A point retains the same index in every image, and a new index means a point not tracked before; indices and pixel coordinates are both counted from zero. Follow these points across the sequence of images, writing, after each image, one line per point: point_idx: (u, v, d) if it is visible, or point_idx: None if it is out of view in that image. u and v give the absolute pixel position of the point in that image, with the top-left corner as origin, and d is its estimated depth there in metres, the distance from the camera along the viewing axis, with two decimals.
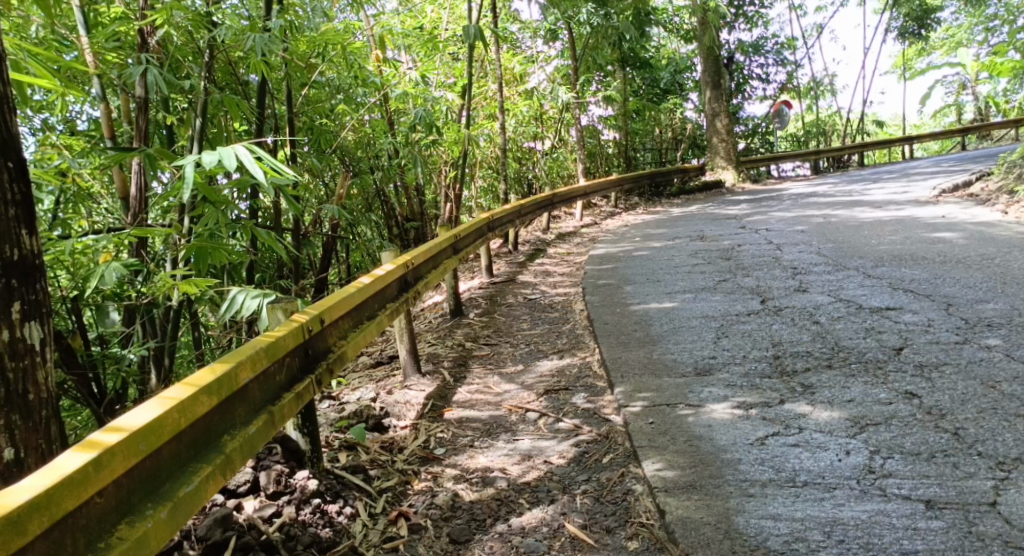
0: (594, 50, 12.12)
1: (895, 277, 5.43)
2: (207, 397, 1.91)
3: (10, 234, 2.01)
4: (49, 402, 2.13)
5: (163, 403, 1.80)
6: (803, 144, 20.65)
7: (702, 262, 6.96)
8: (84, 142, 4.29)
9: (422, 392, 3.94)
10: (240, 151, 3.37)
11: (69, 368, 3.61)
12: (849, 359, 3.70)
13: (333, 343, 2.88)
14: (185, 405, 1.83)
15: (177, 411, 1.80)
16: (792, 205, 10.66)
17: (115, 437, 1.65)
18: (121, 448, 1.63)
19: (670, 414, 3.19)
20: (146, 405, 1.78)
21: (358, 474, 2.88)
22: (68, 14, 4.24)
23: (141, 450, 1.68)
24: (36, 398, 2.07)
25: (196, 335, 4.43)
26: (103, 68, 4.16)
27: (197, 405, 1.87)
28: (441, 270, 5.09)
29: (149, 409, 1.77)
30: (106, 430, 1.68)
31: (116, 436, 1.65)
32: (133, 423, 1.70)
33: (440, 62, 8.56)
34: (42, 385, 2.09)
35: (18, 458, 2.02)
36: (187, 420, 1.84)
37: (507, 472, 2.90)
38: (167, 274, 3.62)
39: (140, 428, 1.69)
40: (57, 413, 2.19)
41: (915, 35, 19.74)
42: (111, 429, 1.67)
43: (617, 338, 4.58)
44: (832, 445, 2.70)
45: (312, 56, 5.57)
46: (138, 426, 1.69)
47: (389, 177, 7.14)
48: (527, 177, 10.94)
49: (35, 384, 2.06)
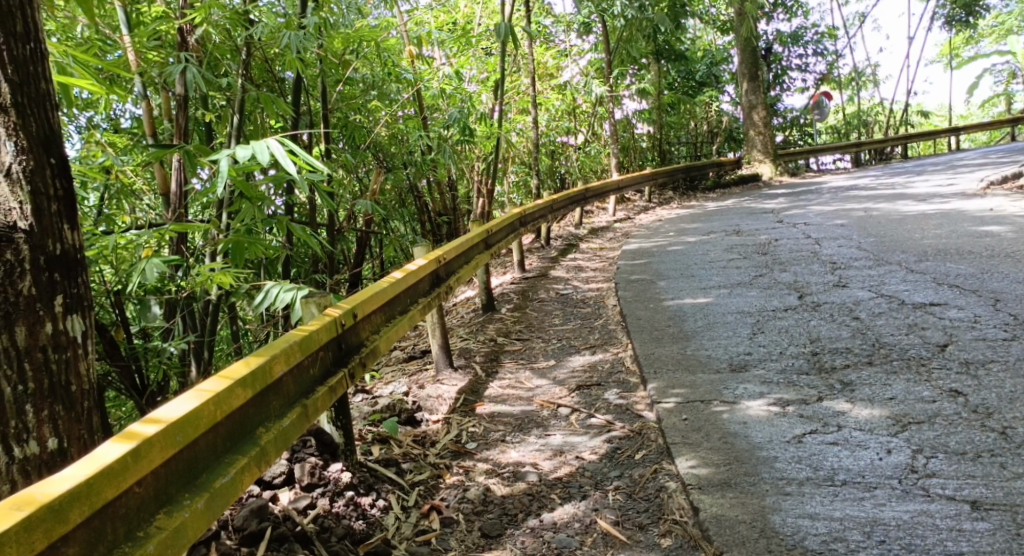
0: (628, 42, 12.04)
1: (940, 272, 5.30)
2: (242, 390, 1.92)
3: (52, 229, 2.05)
4: (90, 393, 2.16)
5: (199, 395, 1.80)
6: (844, 136, 20.30)
7: (738, 257, 6.88)
8: (126, 140, 4.38)
9: (454, 386, 3.95)
10: (273, 145, 3.40)
11: (112, 361, 3.69)
12: (891, 356, 3.62)
13: (366, 337, 2.89)
14: (220, 397, 1.84)
15: (213, 403, 1.81)
16: (832, 199, 10.48)
17: (153, 428, 1.66)
18: (159, 439, 1.64)
19: (704, 411, 3.16)
20: (182, 397, 1.79)
21: (391, 468, 2.89)
22: (111, 15, 4.33)
23: (178, 442, 1.69)
24: (78, 389, 2.10)
25: (234, 329, 4.50)
26: (145, 66, 4.23)
27: (233, 398, 1.88)
28: (473, 265, 5.09)
29: (185, 401, 1.78)
30: (144, 421, 1.69)
31: (154, 427, 1.66)
32: (170, 414, 1.71)
33: (474, 56, 8.57)
34: (84, 377, 2.13)
35: (62, 447, 2.05)
36: (223, 412, 1.85)
37: (539, 467, 2.89)
38: (205, 268, 3.68)
39: (177, 419, 1.70)
40: (98, 404, 2.22)
41: (962, 23, 19.26)
42: (149, 421, 1.68)
43: (651, 334, 4.54)
44: (872, 444, 2.64)
45: (347, 52, 5.61)
46: (175, 418, 1.70)
47: (423, 172, 7.17)
48: (560, 172, 10.92)
49: (77, 375, 2.09)
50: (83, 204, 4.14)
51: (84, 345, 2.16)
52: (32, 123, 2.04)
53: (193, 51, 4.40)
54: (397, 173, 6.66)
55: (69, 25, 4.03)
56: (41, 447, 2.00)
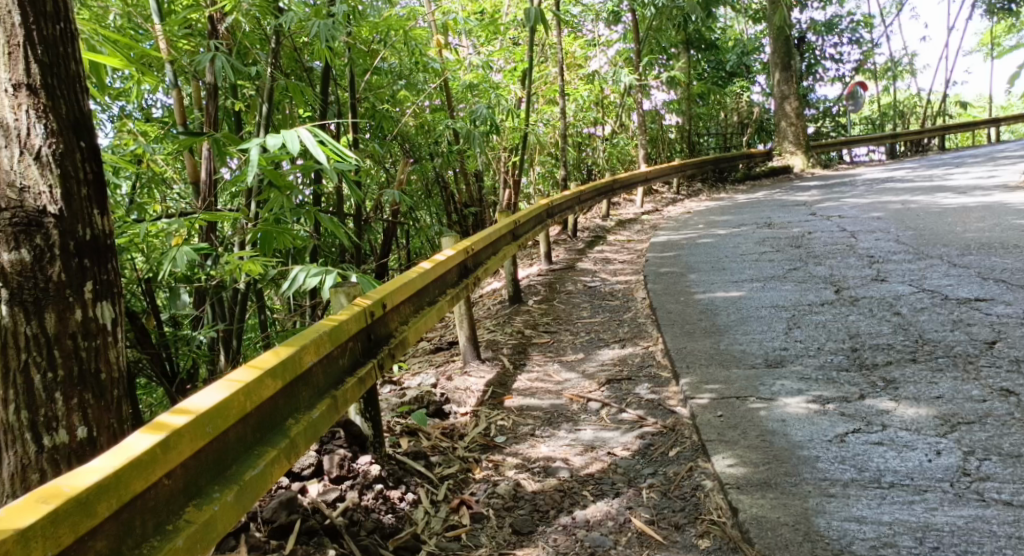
0: (658, 31, 11.88)
1: (983, 267, 5.16)
2: (272, 380, 1.86)
3: (82, 214, 2.00)
4: (121, 381, 2.11)
5: (229, 385, 1.74)
6: (878, 128, 19.94)
7: (770, 249, 6.75)
8: (158, 128, 4.36)
9: (482, 378, 3.88)
10: (303, 134, 3.35)
11: (143, 348, 3.66)
12: (935, 354, 3.53)
13: (394, 328, 2.83)
14: (250, 388, 1.77)
15: (243, 394, 1.75)
16: (867, 191, 10.27)
17: (183, 418, 1.60)
18: (189, 430, 1.58)
19: (740, 407, 3.06)
20: (211, 387, 1.73)
21: (419, 461, 2.83)
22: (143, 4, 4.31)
23: (208, 433, 1.63)
24: (108, 377, 2.05)
25: (263, 318, 4.46)
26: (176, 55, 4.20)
27: (263, 388, 1.82)
28: (501, 256, 5.02)
29: (215, 390, 1.71)
30: (173, 411, 1.63)
31: (183, 417, 1.60)
32: (200, 405, 1.65)
33: (502, 46, 8.49)
34: (114, 365, 2.07)
35: (91, 436, 1.99)
36: (253, 402, 1.78)
37: (570, 462, 2.81)
38: (234, 256, 3.64)
39: (207, 409, 1.63)
40: (127, 392, 2.16)
41: (1004, 11, 18.80)
42: (178, 411, 1.62)
43: (682, 327, 4.44)
44: (920, 445, 2.54)
45: (375, 41, 5.56)
46: (205, 408, 1.63)
47: (450, 162, 7.11)
48: (587, 163, 10.81)
49: (106, 363, 2.04)
50: (114, 193, 4.13)
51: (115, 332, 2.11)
52: (62, 107, 2.00)
53: (223, 39, 4.37)
54: (424, 163, 6.61)
55: (100, 11, 4.00)
56: (70, 435, 1.95)
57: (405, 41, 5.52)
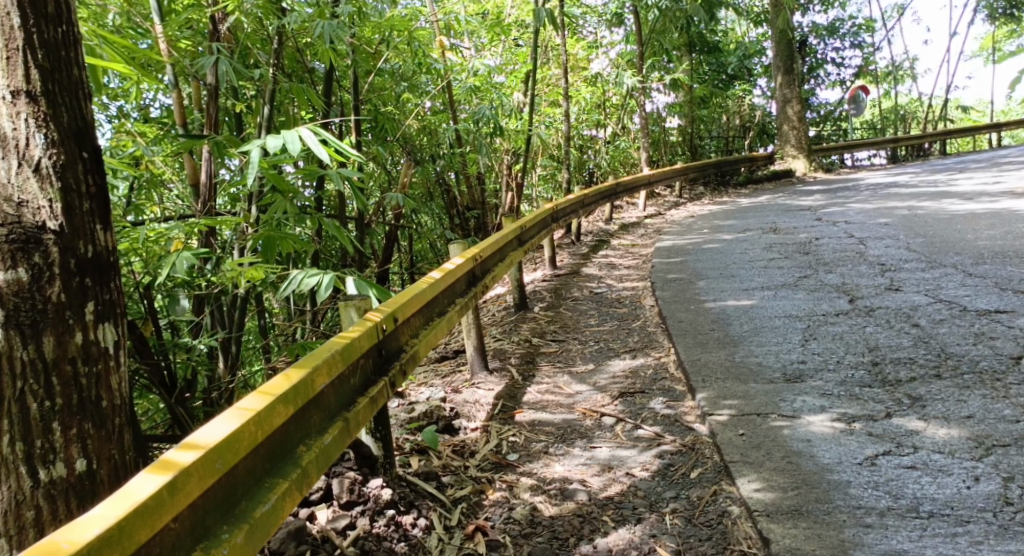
0: (661, 33, 11.77)
1: (1000, 277, 5.05)
2: (283, 407, 1.74)
3: (84, 230, 1.88)
4: (122, 408, 1.98)
5: (238, 415, 1.62)
6: (878, 132, 19.86)
7: (778, 256, 6.63)
8: (157, 130, 4.24)
9: (491, 391, 3.76)
10: (305, 134, 3.22)
11: (142, 358, 3.44)
12: (960, 369, 3.42)
13: (405, 342, 2.71)
14: (261, 417, 1.66)
15: (254, 423, 1.63)
16: (872, 196, 10.17)
17: (190, 455, 1.48)
18: (198, 468, 1.46)
19: (762, 426, 2.94)
20: (219, 418, 1.61)
21: (431, 482, 2.72)
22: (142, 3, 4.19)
23: (217, 469, 1.51)
24: (110, 404, 1.92)
25: (264, 324, 4.33)
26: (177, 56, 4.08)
27: (274, 416, 1.70)
28: (508, 263, 4.90)
29: (222, 422, 1.59)
30: (180, 446, 1.52)
31: (191, 454, 1.48)
32: (208, 439, 1.53)
33: (504, 47, 8.37)
34: (116, 392, 1.95)
35: (91, 469, 1.87)
36: (264, 432, 1.66)
37: (587, 484, 2.70)
38: (235, 262, 3.52)
39: (216, 444, 1.52)
40: (130, 419, 2.04)
41: (1006, 15, 18.73)
42: (185, 447, 1.50)
43: (695, 338, 4.32)
44: (955, 470, 2.46)
45: (378, 42, 5.43)
46: (214, 443, 1.51)
47: (452, 165, 6.98)
48: (589, 166, 10.68)
49: (108, 390, 1.92)
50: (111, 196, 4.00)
51: (117, 356, 1.99)
52: (63, 115, 1.87)
53: (225, 40, 4.25)
54: (426, 166, 6.49)
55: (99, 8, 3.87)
56: (68, 469, 1.83)
57: (409, 41, 5.39)
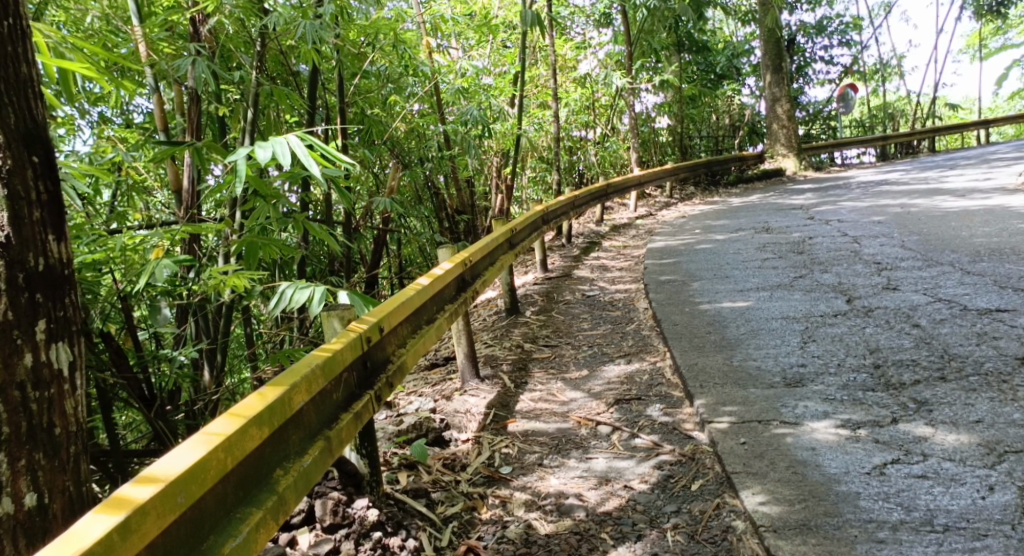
0: (649, 33, 11.67)
1: (999, 275, 4.97)
2: (257, 429, 1.62)
3: (34, 241, 1.76)
4: (79, 435, 1.87)
5: (205, 441, 1.50)
6: (868, 130, 19.85)
7: (773, 256, 6.54)
8: (139, 135, 4.13)
9: (483, 400, 3.64)
10: (294, 141, 3.01)
11: (121, 373, 3.31)
12: (965, 371, 3.33)
13: (392, 352, 2.60)
14: (232, 442, 1.53)
15: (223, 450, 1.50)
16: (864, 194, 10.10)
17: (148, 490, 1.36)
18: (155, 504, 1.34)
19: (764, 433, 2.84)
20: (184, 444, 1.49)
21: (420, 499, 2.61)
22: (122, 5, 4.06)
23: (178, 504, 1.39)
24: (64, 432, 1.80)
25: (249, 332, 4.21)
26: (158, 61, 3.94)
27: (247, 441, 1.58)
28: (498, 266, 4.77)
29: (187, 450, 1.47)
30: (138, 479, 1.39)
31: (149, 489, 1.35)
32: (169, 471, 1.40)
33: (491, 47, 8.25)
34: (71, 417, 1.83)
35: (42, 504, 1.75)
36: (235, 459, 1.54)
37: (584, 498, 2.59)
38: (217, 270, 3.38)
39: (178, 476, 1.39)
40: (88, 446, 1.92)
41: (991, 11, 18.73)
42: (143, 480, 1.38)
43: (691, 341, 4.21)
44: (967, 479, 2.38)
45: (363, 44, 5.31)
46: (176, 475, 1.39)
47: (441, 168, 6.85)
48: (579, 167, 10.57)
49: (62, 416, 1.80)
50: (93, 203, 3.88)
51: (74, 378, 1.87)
52: (10, 116, 1.75)
53: (206, 42, 4.10)
54: (415, 169, 6.36)
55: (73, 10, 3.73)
56: (16, 504, 1.70)
57: (394, 43, 5.25)
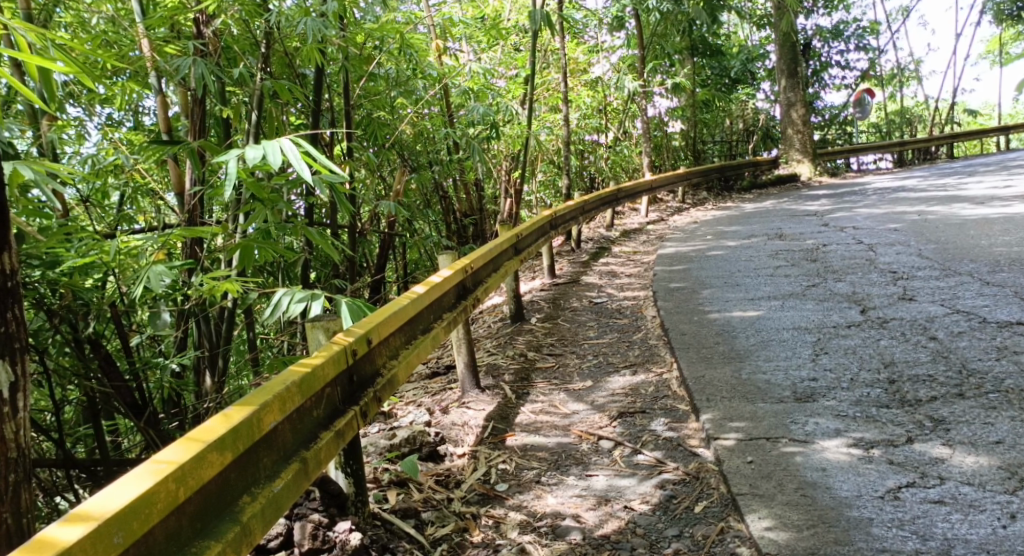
0: (663, 37, 11.54)
1: (1019, 286, 4.81)
2: (214, 456, 1.58)
3: None
4: (24, 461, 1.89)
5: (155, 470, 1.47)
6: (885, 136, 19.60)
7: (785, 264, 6.40)
8: (144, 137, 4.03)
9: (481, 412, 3.52)
10: (286, 145, 2.85)
11: (110, 380, 3.17)
12: (984, 388, 3.19)
13: (382, 364, 2.51)
14: (185, 470, 1.50)
15: (174, 479, 1.47)
16: (881, 200, 9.92)
17: (82, 529, 1.31)
18: (87, 545, 1.29)
19: (772, 452, 2.71)
20: (135, 474, 1.46)
21: (409, 520, 2.52)
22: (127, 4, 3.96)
23: (116, 543, 1.34)
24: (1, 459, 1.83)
25: (252, 337, 4.06)
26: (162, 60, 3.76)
27: (201, 468, 1.53)
28: (502, 272, 4.66)
29: (135, 482, 1.43)
30: (73, 517, 1.35)
31: (82, 528, 1.31)
32: (109, 507, 1.36)
33: (502, 50, 8.13)
34: (12, 443, 1.86)
35: None
36: (186, 490, 1.49)
37: (581, 520, 2.49)
38: (210, 276, 3.18)
39: (115, 514, 1.34)
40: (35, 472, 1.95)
41: (1010, 16, 18.47)
42: (78, 519, 1.33)
43: (698, 352, 4.08)
44: (987, 505, 2.24)
45: (370, 46, 5.20)
46: (112, 513, 1.34)
47: (449, 172, 6.75)
48: (590, 171, 10.44)
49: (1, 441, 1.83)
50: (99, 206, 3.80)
51: (18, 401, 1.90)
52: None
53: (210, 43, 3.89)
54: (422, 172, 6.25)
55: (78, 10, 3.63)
56: None
57: (402, 46, 5.15)
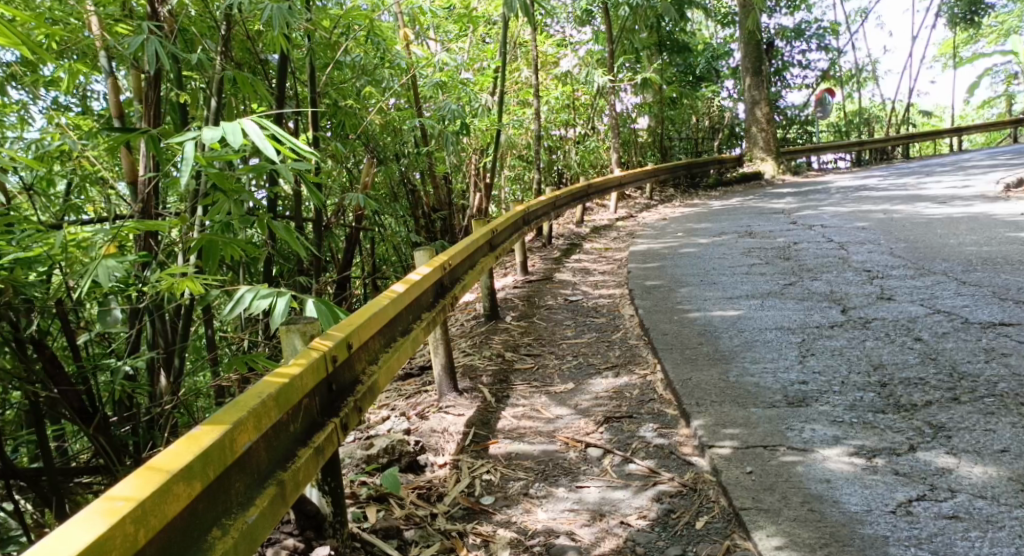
0: (631, 32, 11.41)
1: (995, 286, 4.78)
2: (178, 488, 1.39)
3: None
4: None
5: (110, 511, 1.29)
6: (843, 135, 19.80)
7: (759, 262, 6.32)
8: (94, 123, 3.74)
9: (461, 417, 3.35)
10: (250, 126, 2.62)
11: (54, 382, 2.94)
12: (978, 392, 3.11)
13: (362, 371, 2.31)
14: (145, 508, 1.32)
15: (133, 520, 1.29)
16: (846, 199, 9.94)
17: None
18: None
19: (772, 461, 2.58)
20: (87, 516, 1.28)
21: (391, 541, 2.37)
22: None
23: None
24: None
25: (211, 335, 3.80)
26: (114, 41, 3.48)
27: (162, 504, 1.35)
28: (478, 270, 4.47)
29: (84, 527, 1.25)
30: None
31: None
32: None
33: (471, 39, 7.90)
34: None
35: None
36: (145, 532, 1.31)
37: (576, 539, 2.35)
38: (170, 271, 2.91)
39: None
40: None
41: (964, 20, 18.75)
42: None
43: (682, 353, 3.95)
44: (1006, 522, 2.15)
45: (335, 33, 4.95)
46: None
47: (417, 164, 6.51)
48: (558, 166, 10.27)
49: None
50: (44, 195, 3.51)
51: None
52: None
53: (166, 23, 3.60)
54: (390, 165, 6.01)
55: None
56: None
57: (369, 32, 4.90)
